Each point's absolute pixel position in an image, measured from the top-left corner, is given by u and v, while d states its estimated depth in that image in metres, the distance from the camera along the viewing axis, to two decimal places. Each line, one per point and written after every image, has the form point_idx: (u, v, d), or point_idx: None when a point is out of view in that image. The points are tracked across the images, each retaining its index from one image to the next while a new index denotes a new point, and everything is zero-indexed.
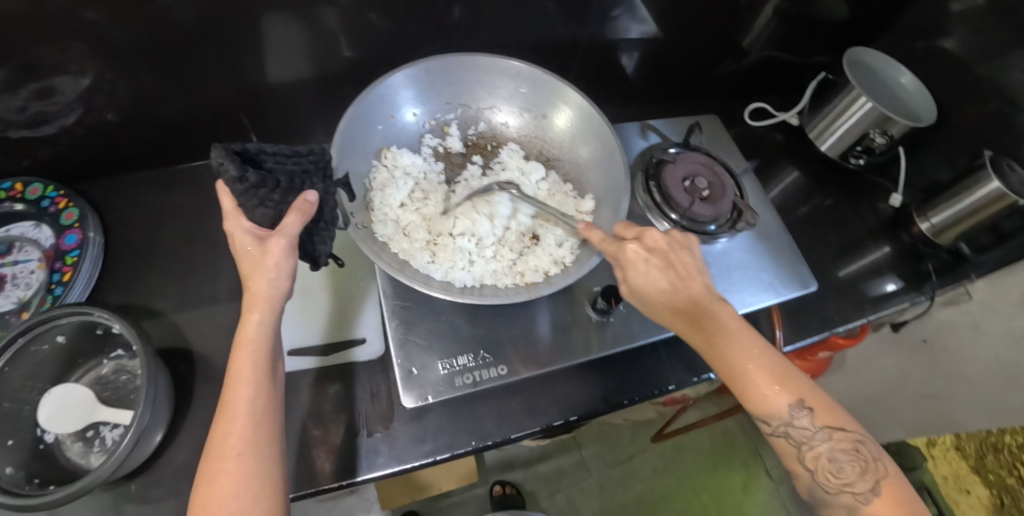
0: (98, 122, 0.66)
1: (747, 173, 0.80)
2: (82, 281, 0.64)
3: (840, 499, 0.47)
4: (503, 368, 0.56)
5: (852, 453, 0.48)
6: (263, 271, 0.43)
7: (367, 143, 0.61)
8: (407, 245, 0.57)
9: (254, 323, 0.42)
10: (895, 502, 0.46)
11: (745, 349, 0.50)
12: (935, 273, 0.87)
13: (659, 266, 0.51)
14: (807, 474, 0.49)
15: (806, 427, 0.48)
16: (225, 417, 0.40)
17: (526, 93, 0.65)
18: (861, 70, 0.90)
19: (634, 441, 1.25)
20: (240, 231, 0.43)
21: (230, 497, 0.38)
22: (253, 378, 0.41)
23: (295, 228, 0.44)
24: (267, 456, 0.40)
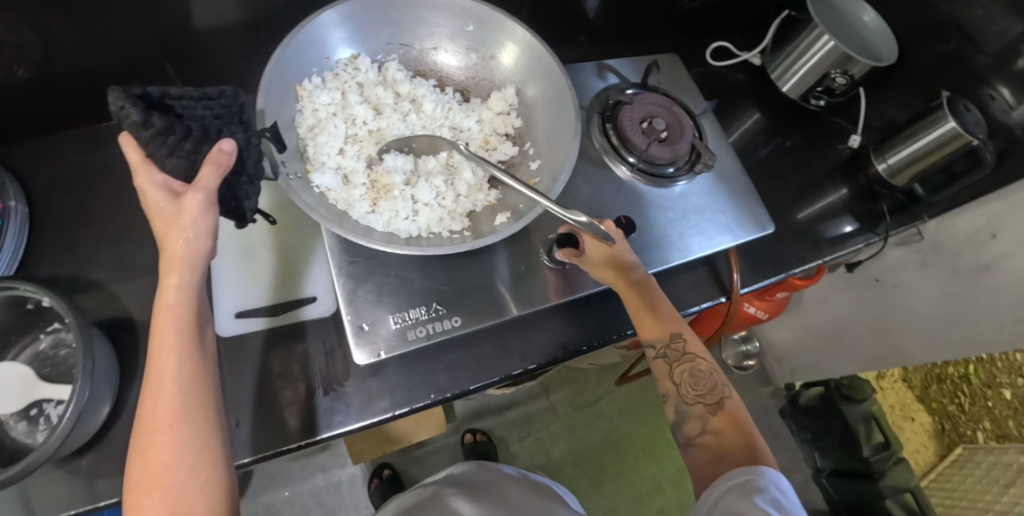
0: (8, 78, 0.59)
1: (707, 114, 0.78)
2: (7, 253, 0.60)
3: (694, 409, 0.55)
4: (456, 319, 0.55)
5: (708, 382, 0.56)
6: (179, 231, 0.39)
7: (284, 81, 0.54)
8: (345, 194, 0.53)
9: (173, 287, 0.39)
10: (734, 420, 0.54)
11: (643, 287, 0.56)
12: (889, 214, 0.90)
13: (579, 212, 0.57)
14: (673, 391, 0.56)
15: (678, 350, 0.56)
16: (151, 391, 0.37)
17: (473, 31, 0.61)
18: (826, 6, 0.86)
19: (601, 383, 1.29)
20: (151, 186, 0.40)
21: (168, 471, 0.36)
22: (179, 345, 0.38)
23: (211, 182, 0.40)
24: (206, 422, 0.38)
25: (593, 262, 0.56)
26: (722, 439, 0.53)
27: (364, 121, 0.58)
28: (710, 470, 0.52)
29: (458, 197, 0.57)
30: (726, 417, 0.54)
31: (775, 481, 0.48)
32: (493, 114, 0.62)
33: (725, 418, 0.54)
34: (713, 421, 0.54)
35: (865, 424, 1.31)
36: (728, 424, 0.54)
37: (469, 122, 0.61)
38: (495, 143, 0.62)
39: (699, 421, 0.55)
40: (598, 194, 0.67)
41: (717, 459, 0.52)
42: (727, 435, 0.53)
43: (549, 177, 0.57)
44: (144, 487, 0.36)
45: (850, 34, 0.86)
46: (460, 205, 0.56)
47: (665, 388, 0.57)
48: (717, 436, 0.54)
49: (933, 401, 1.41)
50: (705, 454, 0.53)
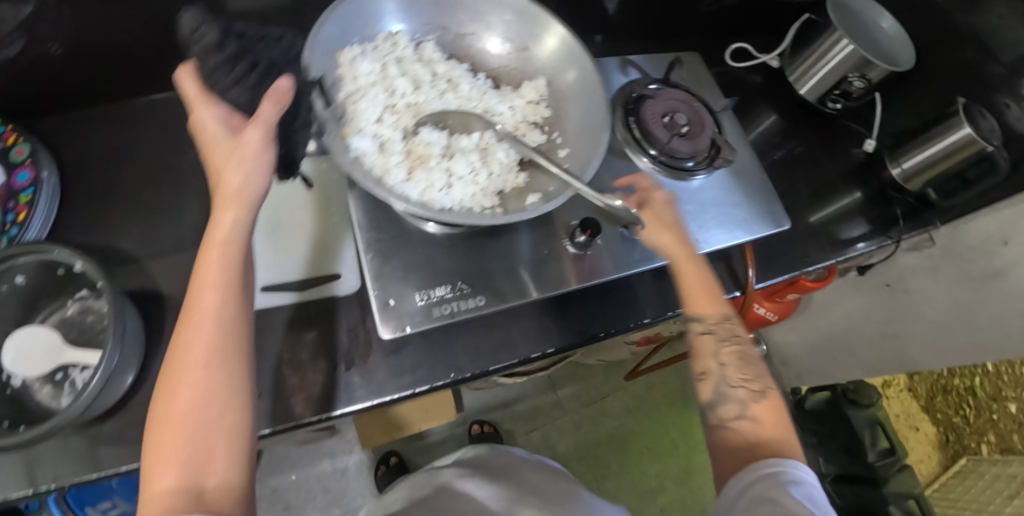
0: (42, 55, 0.61)
1: (726, 110, 0.78)
2: (39, 220, 0.61)
3: (738, 392, 0.54)
4: (481, 299, 0.56)
5: (756, 368, 0.56)
6: (237, 164, 0.42)
7: (329, 43, 0.55)
8: (382, 161, 0.54)
9: (227, 222, 0.40)
10: (775, 406, 0.54)
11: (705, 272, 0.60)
12: (903, 219, 0.90)
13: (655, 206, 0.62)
14: (716, 371, 0.56)
15: (729, 330, 0.57)
16: (191, 321, 0.37)
17: (509, 21, 0.63)
18: (845, 12, 0.88)
19: (608, 380, 1.29)
20: (210, 119, 0.43)
21: (193, 405, 0.35)
22: (225, 282, 0.39)
23: (269, 118, 0.43)
24: (239, 364, 0.37)
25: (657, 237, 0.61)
26: (758, 426, 0.52)
27: (404, 94, 0.58)
28: (743, 459, 0.50)
29: (491, 176, 0.57)
30: (766, 403, 0.53)
31: (805, 475, 0.47)
32: (525, 103, 0.63)
33: (767, 404, 0.53)
34: (753, 406, 0.53)
35: (871, 429, 1.31)
36: (767, 410, 0.53)
37: (504, 108, 0.62)
38: (525, 130, 0.61)
39: (739, 405, 0.53)
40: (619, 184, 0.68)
41: (752, 444, 0.50)
42: (767, 423, 0.52)
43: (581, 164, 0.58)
44: (166, 419, 0.34)
45: (869, 39, 0.87)
46: (490, 185, 0.57)
47: (708, 366, 0.56)
48: (755, 422, 0.52)
49: (937, 411, 1.42)
50: (739, 438, 0.51)
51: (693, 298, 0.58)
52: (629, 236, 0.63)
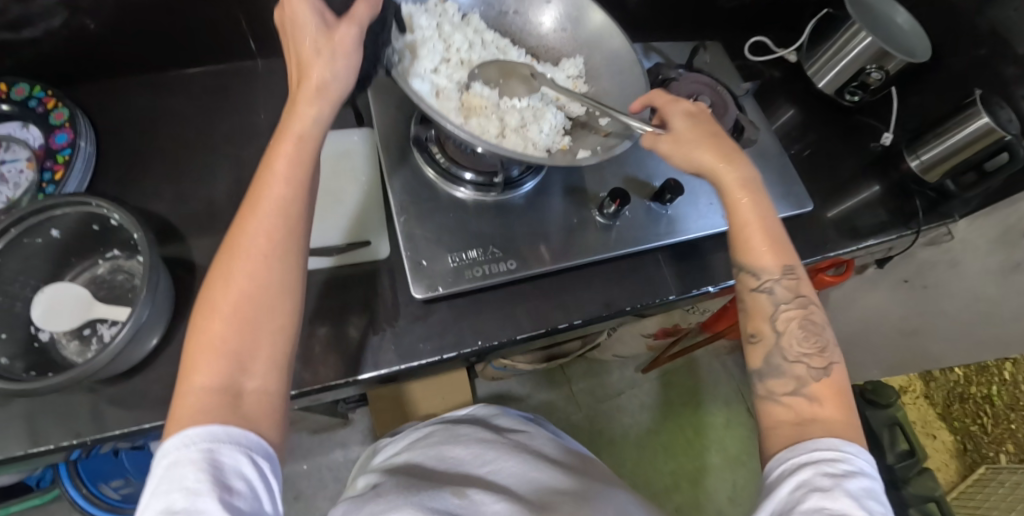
0: (85, 24, 0.63)
1: (747, 95, 0.79)
2: (74, 180, 0.62)
3: (793, 367, 0.48)
4: (512, 262, 0.56)
5: (818, 336, 0.50)
6: (324, 58, 0.41)
7: None
8: (440, 106, 0.56)
9: (304, 117, 0.41)
10: (840, 388, 0.47)
11: (756, 207, 0.53)
12: (923, 212, 0.90)
13: (701, 121, 0.56)
14: (772, 335, 0.50)
15: (789, 291, 0.51)
16: (255, 213, 0.38)
17: (555, 1, 0.64)
18: (863, 7, 0.89)
19: (623, 378, 1.29)
20: (307, 8, 0.41)
21: (247, 293, 0.37)
22: (293, 181, 0.40)
23: (362, 22, 0.43)
24: (293, 265, 0.39)
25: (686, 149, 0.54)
26: (820, 406, 0.45)
27: (459, 50, 0.61)
28: (789, 430, 0.45)
29: (539, 133, 0.58)
30: (831, 384, 0.47)
31: (842, 482, 0.39)
32: (566, 77, 0.64)
33: (831, 384, 0.47)
34: (814, 383, 0.47)
35: (889, 430, 1.28)
36: (831, 390, 0.46)
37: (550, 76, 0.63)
38: (566, 100, 0.61)
39: (795, 381, 0.47)
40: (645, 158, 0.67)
41: (805, 421, 0.45)
42: (828, 405, 0.45)
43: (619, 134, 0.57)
44: (217, 300, 0.36)
45: (887, 34, 0.88)
46: (531, 143, 0.57)
47: (760, 328, 0.51)
48: (813, 402, 0.46)
49: (955, 419, 1.39)
50: (786, 415, 0.46)
51: (750, 248, 0.52)
52: (656, 210, 0.63)
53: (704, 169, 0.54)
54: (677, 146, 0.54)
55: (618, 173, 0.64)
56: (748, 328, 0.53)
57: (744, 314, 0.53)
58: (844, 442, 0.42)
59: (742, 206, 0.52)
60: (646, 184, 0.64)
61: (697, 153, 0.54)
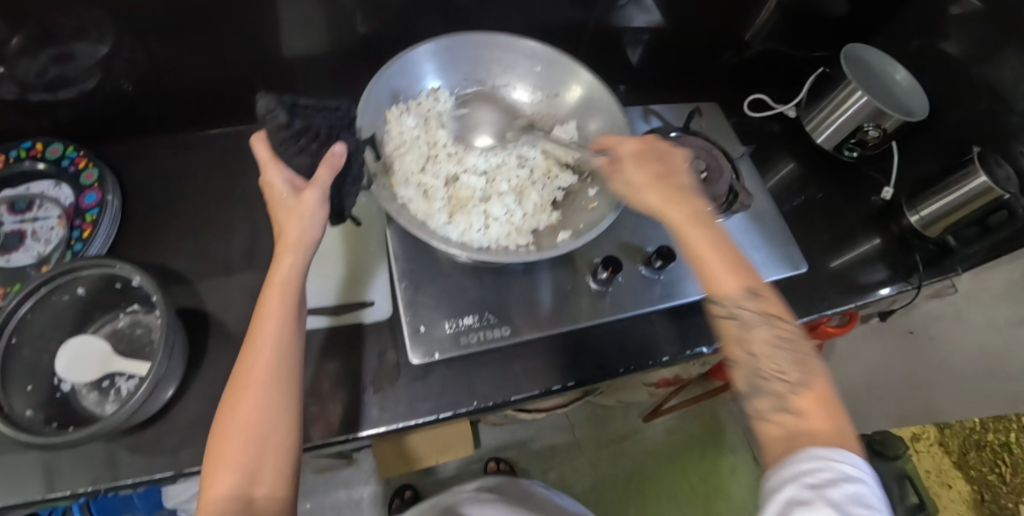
0: (118, 88, 0.69)
1: (744, 157, 0.83)
2: (101, 238, 0.66)
3: (771, 386, 0.45)
4: (506, 329, 0.59)
5: (792, 348, 0.47)
6: (297, 218, 0.45)
7: (377, 105, 0.60)
8: (425, 206, 0.58)
9: (287, 266, 0.44)
10: (824, 399, 0.44)
11: (708, 230, 0.50)
12: (923, 267, 0.90)
13: (646, 160, 0.56)
14: (746, 359, 0.48)
15: (754, 313, 0.47)
16: (251, 354, 0.41)
17: (541, 71, 0.67)
18: (859, 65, 0.91)
19: (626, 422, 1.28)
20: (278, 181, 0.46)
21: (249, 426, 0.39)
22: (283, 316, 0.43)
23: (326, 180, 0.46)
24: (290, 391, 0.41)
25: (638, 189, 0.55)
26: (806, 419, 0.42)
27: (444, 144, 0.63)
28: (783, 447, 0.42)
29: (525, 217, 0.60)
30: (814, 396, 0.44)
31: (821, 492, 0.36)
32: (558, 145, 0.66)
33: (812, 397, 0.43)
34: (796, 399, 0.44)
35: (900, 482, 1.25)
36: (816, 404, 0.43)
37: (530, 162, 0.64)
38: (557, 172, 0.64)
39: (775, 398, 0.45)
40: (641, 223, 0.69)
41: (794, 436, 0.42)
42: (813, 417, 0.42)
43: (608, 203, 0.60)
44: (224, 439, 0.39)
45: (883, 93, 0.90)
46: (524, 223, 0.59)
47: (733, 354, 0.48)
48: (799, 417, 0.43)
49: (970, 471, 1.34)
50: (775, 432, 0.43)
51: (710, 274, 0.49)
52: (650, 275, 0.66)
53: (652, 209, 0.54)
54: (630, 191, 0.56)
55: (612, 240, 0.67)
56: (724, 355, 0.50)
57: (719, 340, 0.50)
58: (827, 448, 0.39)
59: (690, 232, 0.50)
60: (639, 249, 0.67)
61: (644, 196, 0.54)
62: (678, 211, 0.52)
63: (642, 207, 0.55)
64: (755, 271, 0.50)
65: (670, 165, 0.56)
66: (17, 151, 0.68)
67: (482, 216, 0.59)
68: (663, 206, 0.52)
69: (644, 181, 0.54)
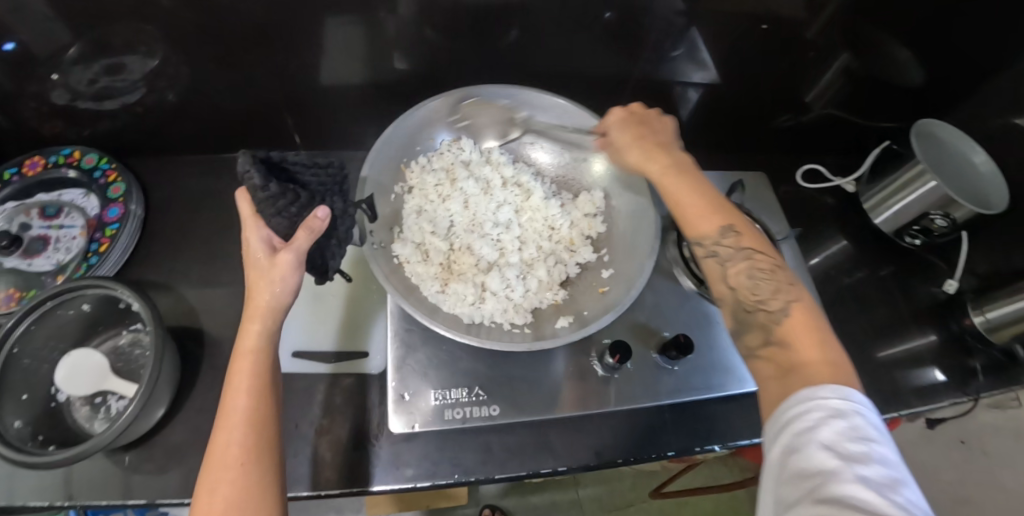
0: (158, 103, 0.69)
1: (787, 240, 0.78)
2: (117, 253, 0.68)
3: (755, 318, 0.48)
4: (494, 408, 0.55)
5: (771, 277, 0.49)
6: (268, 283, 0.43)
7: (390, 156, 0.60)
8: (420, 270, 0.57)
9: (254, 333, 0.44)
10: (806, 322, 0.45)
11: (694, 181, 0.54)
12: (983, 372, 0.80)
13: (632, 121, 0.59)
14: (729, 295, 0.51)
15: (730, 247, 0.51)
16: (224, 428, 0.40)
17: (569, 133, 0.64)
18: (930, 143, 0.83)
19: (635, 488, 1.21)
20: (256, 239, 0.44)
21: (232, 507, 0.37)
22: (253, 387, 0.42)
23: (303, 244, 0.44)
24: (271, 464, 0.40)
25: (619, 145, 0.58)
26: (795, 353, 0.43)
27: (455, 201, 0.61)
28: (775, 379, 0.43)
29: (527, 293, 0.58)
30: (798, 324, 0.45)
31: (816, 433, 0.36)
32: (581, 215, 0.63)
33: (795, 326, 0.45)
34: (779, 329, 0.46)
35: None
36: (802, 333, 0.45)
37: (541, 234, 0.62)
38: (578, 245, 0.61)
39: (762, 331, 0.47)
40: (662, 305, 0.64)
41: (787, 372, 0.43)
42: (800, 349, 0.43)
43: (619, 291, 0.57)
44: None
45: (955, 177, 0.81)
46: (524, 301, 0.57)
47: (720, 292, 0.51)
48: (785, 348, 0.44)
49: None
50: (769, 371, 0.44)
51: (696, 218, 0.52)
52: (663, 363, 0.60)
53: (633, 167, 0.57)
54: (613, 153, 0.59)
55: (625, 319, 0.62)
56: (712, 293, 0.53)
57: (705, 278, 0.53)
58: (819, 389, 0.39)
59: (673, 186, 0.54)
60: (652, 333, 0.62)
61: (626, 154, 0.57)
62: (655, 165, 0.55)
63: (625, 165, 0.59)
64: (731, 207, 0.53)
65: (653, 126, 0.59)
66: (56, 157, 0.71)
67: (478, 287, 0.57)
68: (642, 162, 0.56)
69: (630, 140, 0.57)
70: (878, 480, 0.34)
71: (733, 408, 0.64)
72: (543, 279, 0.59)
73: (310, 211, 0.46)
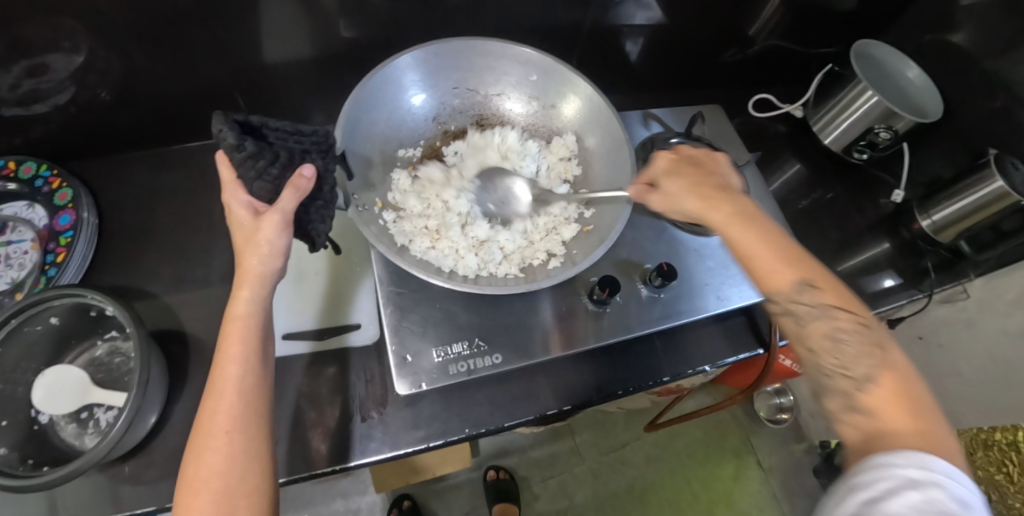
0: (93, 100, 0.65)
1: (749, 165, 0.81)
2: (76, 262, 0.65)
3: (835, 384, 0.44)
4: (497, 356, 0.56)
5: (861, 336, 0.45)
6: (254, 247, 0.43)
7: (361, 121, 0.58)
8: (409, 229, 0.57)
9: (243, 300, 0.43)
10: (896, 390, 0.41)
11: (756, 232, 0.50)
12: (935, 271, 0.86)
13: (683, 169, 0.56)
14: (811, 357, 0.47)
15: (813, 306, 0.47)
16: (214, 397, 0.40)
17: (536, 80, 0.64)
18: (868, 62, 0.88)
19: (629, 428, 1.27)
20: (237, 204, 0.43)
21: (217, 475, 0.38)
22: (244, 356, 0.41)
23: (290, 205, 0.43)
24: (258, 434, 0.40)
25: (671, 199, 0.55)
26: (879, 418, 0.40)
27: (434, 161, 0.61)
28: (862, 446, 0.40)
29: (515, 242, 0.59)
30: (886, 391, 0.41)
31: (881, 505, 0.35)
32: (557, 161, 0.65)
33: (886, 396, 0.41)
34: (864, 395, 0.42)
35: None
36: (888, 401, 0.41)
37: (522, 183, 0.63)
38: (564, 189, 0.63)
39: (844, 397, 0.43)
40: (641, 239, 0.66)
41: (871, 438, 0.40)
42: (886, 414, 0.40)
43: (604, 227, 0.59)
44: (193, 489, 0.38)
45: (893, 92, 0.86)
46: (515, 251, 0.58)
47: (798, 353, 0.48)
48: (871, 416, 0.41)
49: None
50: (853, 435, 0.41)
51: (774, 278, 0.48)
52: (650, 294, 0.62)
53: (695, 216, 0.54)
54: (662, 203, 0.55)
55: (609, 257, 0.64)
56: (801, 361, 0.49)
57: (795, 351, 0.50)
58: (893, 455, 0.37)
59: (739, 238, 0.50)
60: (636, 267, 0.64)
61: (682, 202, 0.54)
62: (717, 213, 0.52)
63: (682, 216, 0.55)
64: (822, 266, 0.49)
65: (704, 174, 0.56)
66: None
67: (467, 241, 0.58)
68: (706, 212, 0.52)
69: (675, 178, 0.55)
70: None
71: (716, 330, 0.67)
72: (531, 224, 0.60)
73: (292, 172, 0.44)
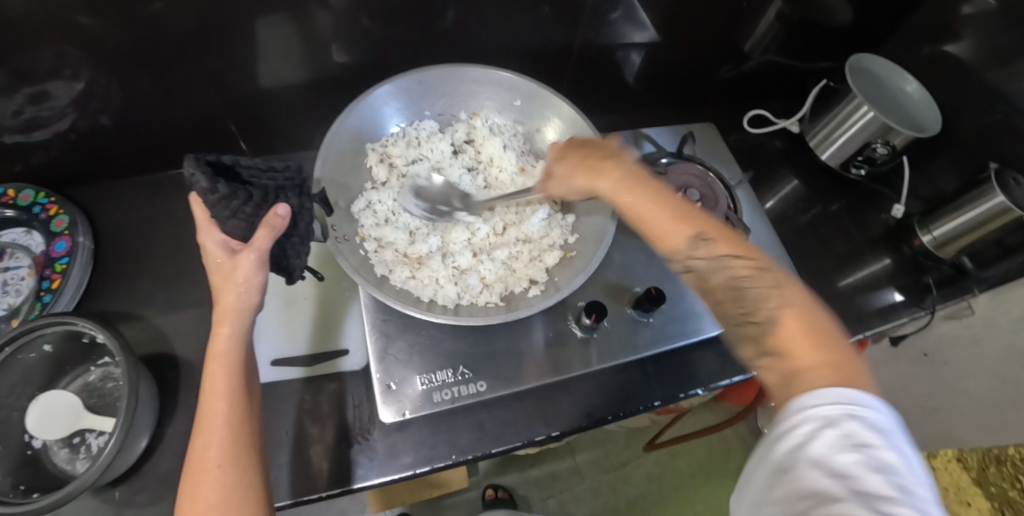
0: (91, 127, 0.66)
1: (742, 184, 0.81)
2: (71, 288, 0.66)
3: (743, 332, 0.41)
4: (482, 384, 0.56)
5: (758, 283, 0.42)
6: (233, 285, 0.43)
7: (344, 151, 0.59)
8: (389, 258, 0.58)
9: (224, 336, 0.43)
10: (806, 331, 0.39)
11: (639, 189, 0.49)
12: (936, 287, 0.84)
13: (556, 151, 0.57)
14: (724, 313, 0.44)
15: (707, 259, 0.44)
16: (202, 434, 0.40)
17: (519, 105, 0.65)
18: (866, 77, 0.86)
19: (629, 446, 1.25)
20: (212, 244, 0.44)
21: (214, 510, 0.37)
22: (230, 389, 0.42)
23: (264, 243, 0.44)
24: (251, 466, 0.40)
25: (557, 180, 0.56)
26: (788, 358, 0.38)
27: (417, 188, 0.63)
28: (788, 395, 0.38)
29: (496, 269, 0.59)
30: (794, 331, 0.39)
31: (805, 449, 0.33)
32: None
33: (791, 331, 0.39)
34: (771, 339, 0.40)
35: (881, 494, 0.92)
36: (799, 337, 0.39)
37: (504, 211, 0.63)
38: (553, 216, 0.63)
39: (757, 345, 0.41)
40: (631, 262, 0.65)
41: (789, 377, 0.37)
42: (796, 353, 0.38)
43: (586, 255, 0.59)
44: None
45: (892, 107, 0.85)
46: (495, 279, 0.58)
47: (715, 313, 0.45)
48: (782, 358, 0.38)
49: None
50: (770, 379, 0.39)
51: (661, 237, 0.46)
52: (638, 317, 0.62)
53: (581, 190, 0.54)
54: (549, 183, 0.56)
55: (597, 280, 0.63)
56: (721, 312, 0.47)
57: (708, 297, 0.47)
58: (810, 396, 0.35)
59: (624, 197, 0.49)
60: (624, 290, 0.63)
61: (558, 183, 0.55)
62: (604, 179, 0.52)
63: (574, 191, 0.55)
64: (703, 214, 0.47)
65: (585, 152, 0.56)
66: None
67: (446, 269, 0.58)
68: (584, 178, 0.53)
69: (550, 159, 0.57)
70: (877, 493, 0.30)
71: (708, 354, 0.67)
72: (514, 252, 0.61)
73: (267, 210, 0.46)
